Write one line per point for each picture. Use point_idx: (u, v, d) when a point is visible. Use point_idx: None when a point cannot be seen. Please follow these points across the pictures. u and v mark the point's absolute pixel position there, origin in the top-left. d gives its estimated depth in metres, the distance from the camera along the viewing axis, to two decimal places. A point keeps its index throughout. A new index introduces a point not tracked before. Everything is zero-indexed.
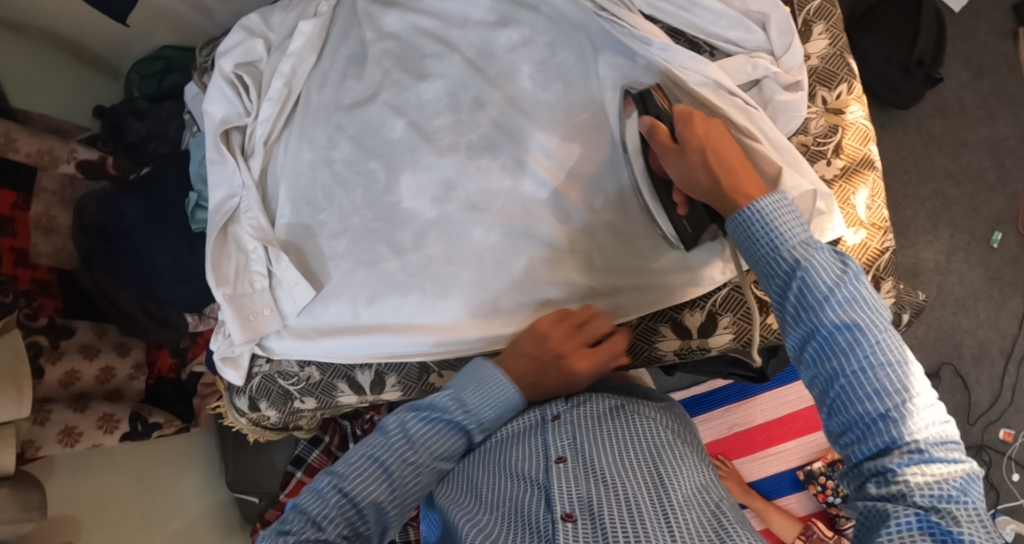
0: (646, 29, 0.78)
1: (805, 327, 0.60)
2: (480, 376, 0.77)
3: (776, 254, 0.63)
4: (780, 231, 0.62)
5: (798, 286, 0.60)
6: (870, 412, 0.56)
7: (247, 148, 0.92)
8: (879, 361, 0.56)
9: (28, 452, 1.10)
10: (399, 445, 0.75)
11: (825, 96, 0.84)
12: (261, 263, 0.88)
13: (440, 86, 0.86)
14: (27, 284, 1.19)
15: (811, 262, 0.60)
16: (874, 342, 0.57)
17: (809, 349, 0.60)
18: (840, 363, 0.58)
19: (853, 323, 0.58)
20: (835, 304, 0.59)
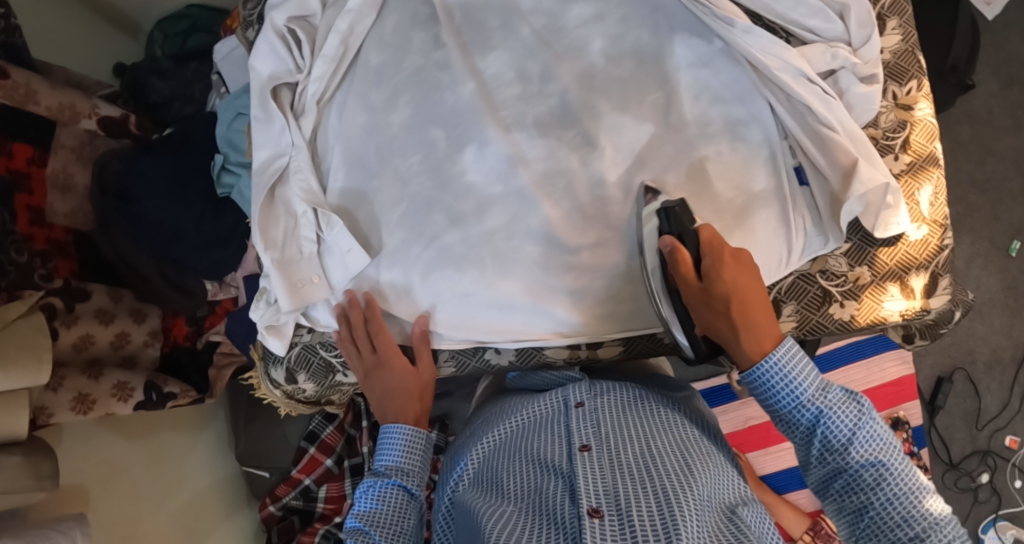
0: (729, 9, 0.77)
1: (832, 467, 0.70)
2: (389, 440, 0.82)
3: (798, 408, 0.70)
4: (799, 386, 0.69)
5: (824, 434, 0.69)
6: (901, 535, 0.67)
7: (297, 107, 0.87)
8: (898, 489, 0.67)
9: (40, 418, 1.06)
10: (364, 535, 0.75)
11: (895, 92, 0.84)
12: (311, 228, 0.85)
13: (507, 56, 0.84)
14: (42, 244, 1.14)
15: (833, 412, 0.68)
16: (893, 471, 0.68)
17: (838, 483, 0.71)
18: (866, 494, 0.69)
19: (878, 460, 0.68)
20: (859, 446, 0.68)
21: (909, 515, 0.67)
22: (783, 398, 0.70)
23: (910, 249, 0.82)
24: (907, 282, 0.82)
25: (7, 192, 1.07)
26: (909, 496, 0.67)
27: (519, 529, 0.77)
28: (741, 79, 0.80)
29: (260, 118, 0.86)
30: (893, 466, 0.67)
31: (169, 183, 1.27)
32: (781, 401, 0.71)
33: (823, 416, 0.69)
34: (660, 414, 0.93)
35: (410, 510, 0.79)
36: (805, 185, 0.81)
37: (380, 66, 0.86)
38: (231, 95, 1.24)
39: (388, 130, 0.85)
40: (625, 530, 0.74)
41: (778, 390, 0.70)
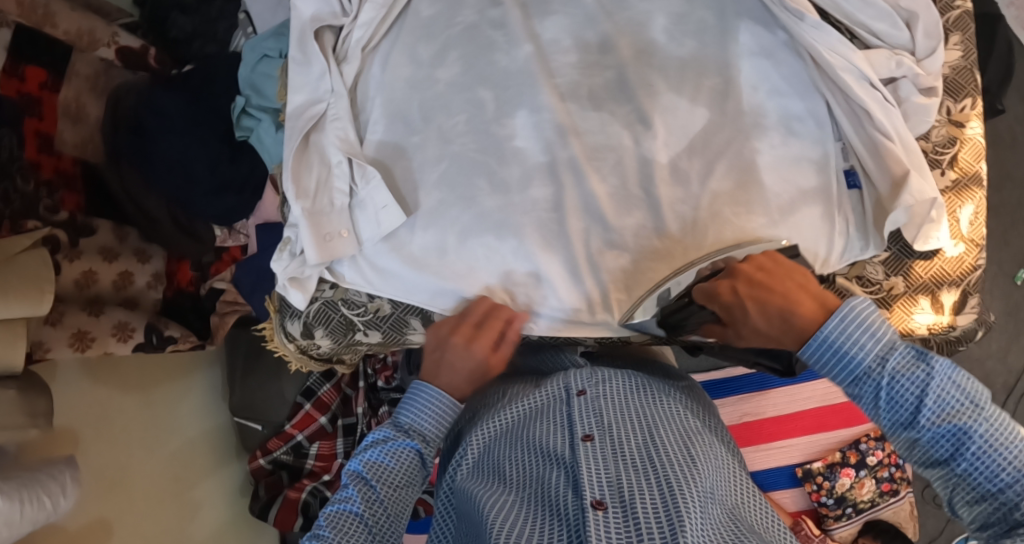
0: (801, 2, 0.76)
1: (906, 431, 0.65)
2: (419, 397, 0.79)
3: (860, 374, 0.66)
4: (859, 348, 0.66)
5: (889, 398, 0.65)
6: (990, 497, 0.62)
7: (339, 52, 0.84)
8: (986, 450, 0.62)
9: (37, 353, 1.02)
10: (362, 489, 0.75)
11: (950, 107, 0.85)
12: (344, 180, 0.84)
13: (564, 24, 0.83)
14: (49, 174, 1.09)
15: (896, 373, 0.64)
16: (983, 429, 0.62)
17: (920, 448, 0.65)
18: (951, 451, 0.63)
19: (962, 425, 0.62)
20: (934, 408, 0.63)
21: (1005, 471, 0.61)
22: (846, 366, 0.67)
23: (945, 264, 0.84)
24: (937, 297, 0.85)
25: (16, 116, 1.01)
26: (1004, 451, 0.61)
27: (522, 520, 0.75)
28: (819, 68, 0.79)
29: (298, 60, 0.83)
30: (976, 429, 0.62)
31: (185, 120, 1.24)
32: (838, 364, 0.67)
33: (892, 377, 0.65)
34: (663, 400, 0.89)
35: (416, 473, 0.78)
36: (854, 188, 0.82)
37: (431, 18, 0.84)
38: (257, 37, 1.19)
39: (435, 84, 0.83)
40: (630, 525, 0.72)
41: (839, 354, 0.67)
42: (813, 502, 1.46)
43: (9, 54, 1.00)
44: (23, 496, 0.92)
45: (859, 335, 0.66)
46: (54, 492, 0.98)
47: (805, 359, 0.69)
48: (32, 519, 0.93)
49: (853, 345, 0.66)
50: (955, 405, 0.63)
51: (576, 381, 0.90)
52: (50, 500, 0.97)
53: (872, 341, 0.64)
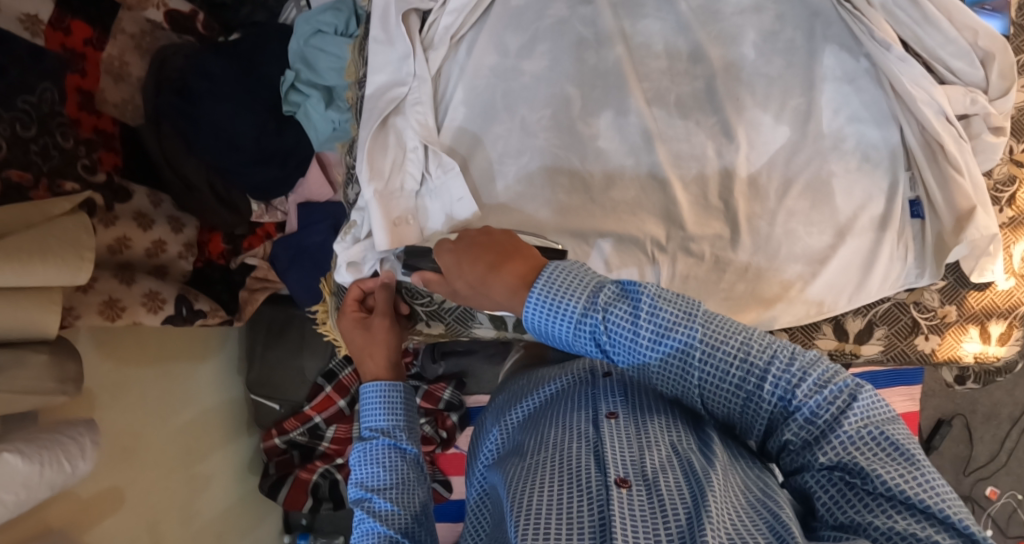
0: (887, 33, 0.80)
1: (637, 367, 0.64)
2: (370, 404, 0.80)
3: (575, 325, 0.64)
4: (563, 302, 0.64)
5: (610, 338, 0.63)
6: (741, 400, 0.61)
7: (426, 38, 0.84)
8: (709, 359, 0.60)
9: (66, 319, 1.01)
10: (383, 495, 0.73)
11: (1013, 146, 0.88)
12: (417, 165, 0.84)
13: (658, 28, 0.83)
14: (88, 131, 1.07)
15: (609, 308, 0.63)
16: (697, 340, 0.60)
17: (662, 377, 0.63)
18: (687, 372, 0.62)
19: (685, 343, 0.61)
20: (644, 332, 0.62)
21: (733, 369, 0.60)
22: (560, 322, 0.65)
23: (995, 297, 0.86)
24: (985, 327, 0.88)
25: (58, 71, 0.98)
26: (725, 349, 0.60)
27: (537, 488, 0.73)
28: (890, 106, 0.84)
29: (380, 39, 0.83)
30: (696, 342, 0.61)
31: (234, 87, 1.21)
32: (552, 320, 0.65)
33: (603, 317, 0.63)
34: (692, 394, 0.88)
35: (406, 462, 0.77)
36: (916, 217, 0.85)
37: (521, 9, 0.84)
38: (312, 12, 1.19)
39: (521, 76, 0.84)
40: (654, 504, 0.69)
41: (554, 305, 0.64)
42: None
43: (56, 5, 0.97)
44: (44, 458, 0.90)
45: (563, 289, 0.64)
46: (73, 455, 0.95)
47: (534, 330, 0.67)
48: (50, 482, 0.91)
49: (561, 297, 0.64)
50: (665, 323, 0.61)
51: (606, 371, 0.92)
52: (69, 463, 0.94)
53: (571, 291, 0.62)
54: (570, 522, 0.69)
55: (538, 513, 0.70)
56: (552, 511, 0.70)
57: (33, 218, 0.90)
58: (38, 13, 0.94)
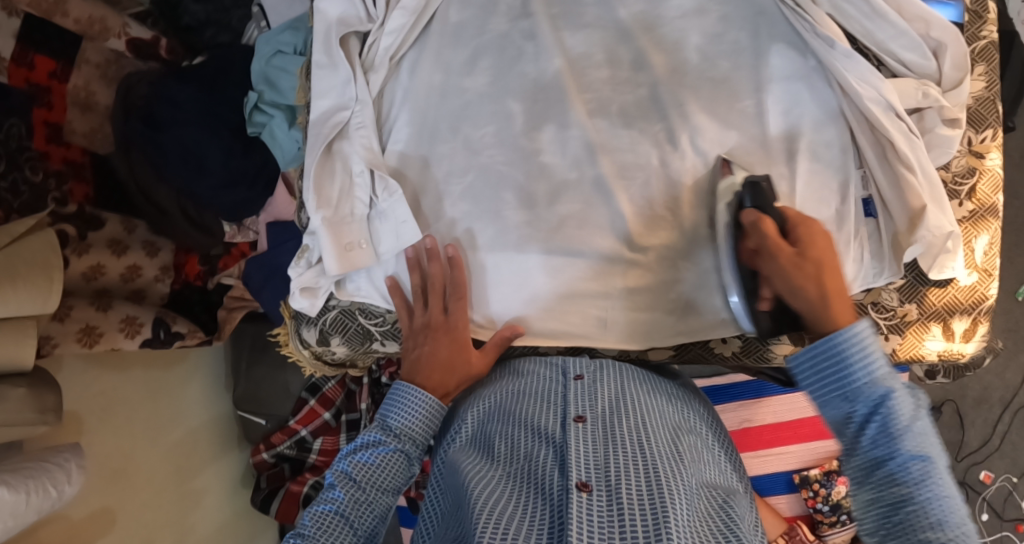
0: (833, 30, 0.77)
1: (880, 453, 0.66)
2: (398, 398, 0.80)
3: (865, 381, 0.67)
4: (862, 366, 0.68)
5: (878, 416, 0.66)
6: (928, 539, 0.61)
7: (366, 59, 0.84)
8: (938, 493, 0.62)
9: (45, 348, 1.03)
10: (350, 489, 0.76)
11: (971, 138, 0.86)
12: (365, 190, 0.84)
13: (598, 37, 0.82)
14: (58, 163, 1.09)
15: (894, 393, 0.66)
16: (944, 475, 0.63)
17: (878, 474, 0.66)
18: (908, 491, 0.63)
19: (927, 456, 0.64)
20: (910, 437, 0.65)
21: (943, 517, 0.61)
22: (850, 373, 0.68)
23: (957, 293, 0.85)
24: (949, 324, 0.86)
25: (25, 105, 1.01)
26: (952, 498, 0.62)
27: (502, 494, 0.74)
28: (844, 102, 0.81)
29: (323, 64, 0.83)
30: (940, 474, 0.63)
31: (198, 111, 1.22)
32: (842, 371, 0.69)
33: (886, 400, 0.66)
34: (658, 397, 0.89)
35: (399, 474, 0.79)
36: (869, 217, 0.83)
37: (459, 25, 0.84)
38: (273, 32, 1.19)
39: (465, 92, 0.84)
40: (615, 510, 0.71)
41: (845, 360, 0.68)
42: (808, 507, 1.46)
43: (20, 42, 1.01)
44: (29, 487, 0.92)
45: (867, 353, 0.68)
46: (59, 481, 0.97)
47: (813, 351, 0.70)
48: (38, 508, 0.93)
49: (864, 356, 0.68)
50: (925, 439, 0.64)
51: (573, 368, 0.91)
52: (55, 489, 0.96)
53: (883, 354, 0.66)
54: (534, 531, 0.70)
55: (502, 519, 0.70)
56: (518, 519, 0.71)
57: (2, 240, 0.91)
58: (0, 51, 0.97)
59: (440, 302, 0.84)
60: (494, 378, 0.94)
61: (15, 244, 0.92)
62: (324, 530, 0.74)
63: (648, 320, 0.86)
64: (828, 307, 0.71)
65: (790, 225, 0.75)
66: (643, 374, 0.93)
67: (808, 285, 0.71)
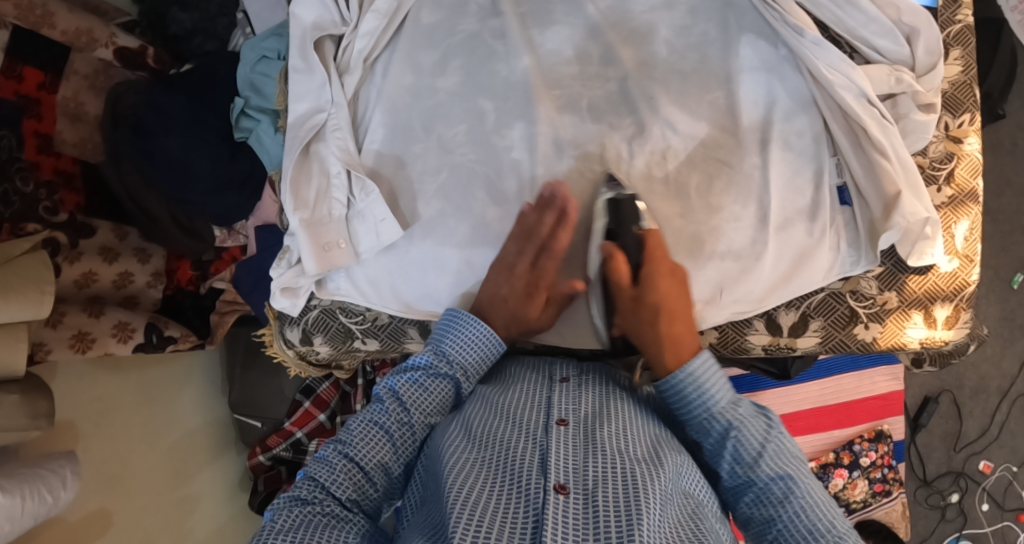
0: (801, 19, 0.82)
1: (741, 479, 0.73)
2: (454, 328, 0.84)
3: (710, 414, 0.75)
4: (702, 400, 0.75)
5: (732, 445, 0.73)
6: None
7: (341, 62, 0.88)
8: (804, 507, 0.69)
9: (38, 354, 1.04)
10: (394, 408, 0.80)
11: (948, 123, 0.90)
12: (343, 191, 0.87)
13: (569, 34, 0.88)
14: (49, 174, 1.10)
15: (742, 423, 0.74)
16: (805, 487, 0.71)
17: (749, 497, 0.73)
18: (774, 509, 0.71)
19: (787, 474, 0.71)
20: (767, 460, 0.72)
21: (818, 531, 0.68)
22: (695, 406, 0.75)
23: (939, 280, 0.87)
24: (930, 312, 0.88)
25: (14, 117, 1.03)
26: (822, 508, 0.69)
27: (480, 486, 0.72)
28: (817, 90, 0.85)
29: (300, 68, 0.86)
30: (802, 485, 0.70)
31: (185, 118, 1.23)
32: (692, 411, 0.76)
33: (735, 431, 0.73)
34: (641, 403, 0.87)
35: (445, 398, 0.83)
36: (846, 204, 0.86)
37: (433, 26, 0.89)
38: (258, 38, 1.20)
39: (437, 92, 0.88)
40: (590, 512, 0.69)
41: (687, 401, 0.75)
42: None
43: (6, 55, 1.02)
44: (25, 492, 0.93)
45: (709, 385, 0.75)
46: (55, 487, 0.99)
47: (661, 392, 0.78)
48: (34, 514, 0.95)
49: (705, 390, 0.75)
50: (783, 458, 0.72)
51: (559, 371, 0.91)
52: (51, 494, 0.98)
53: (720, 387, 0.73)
54: (508, 527, 0.69)
55: (478, 512, 0.69)
56: (494, 513, 0.70)
57: None
58: None
59: (532, 254, 0.85)
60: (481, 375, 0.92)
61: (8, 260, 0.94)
62: (367, 443, 0.78)
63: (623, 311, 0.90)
64: (666, 347, 0.78)
65: (641, 262, 0.83)
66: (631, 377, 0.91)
67: (647, 332, 0.80)
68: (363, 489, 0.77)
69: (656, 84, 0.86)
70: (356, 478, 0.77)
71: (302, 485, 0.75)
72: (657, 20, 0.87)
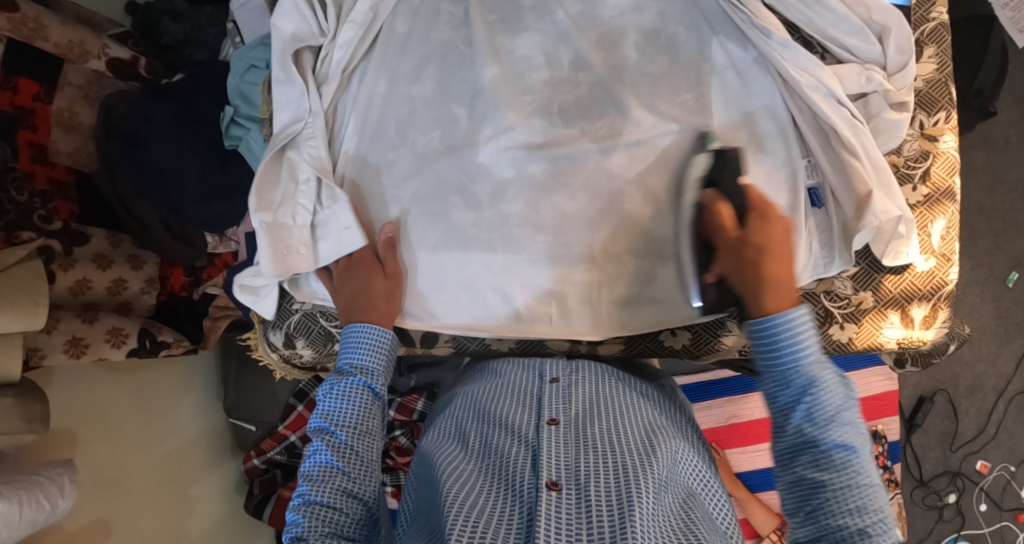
0: (768, 21, 0.83)
1: (806, 439, 0.66)
2: (356, 341, 0.83)
3: (793, 363, 0.68)
4: (792, 349, 0.68)
5: (809, 402, 0.67)
6: (847, 527, 0.63)
7: (319, 72, 0.91)
8: (858, 485, 0.63)
9: (33, 359, 1.06)
10: (331, 438, 0.77)
11: (924, 121, 0.95)
12: (309, 198, 0.90)
13: (538, 40, 0.90)
14: (44, 183, 1.13)
15: (825, 385, 0.66)
16: (864, 466, 0.64)
17: (806, 463, 0.66)
18: (826, 478, 0.65)
19: (848, 446, 0.65)
20: (837, 426, 0.65)
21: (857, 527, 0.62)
22: (783, 353, 0.69)
23: (915, 279, 0.92)
24: (908, 311, 0.93)
25: (9, 128, 1.06)
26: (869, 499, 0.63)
27: (475, 490, 0.75)
28: (786, 92, 0.87)
29: (281, 79, 0.88)
30: (863, 462, 0.64)
31: (174, 128, 1.25)
32: (778, 356, 0.69)
33: (813, 388, 0.67)
34: (631, 398, 0.89)
35: (374, 407, 0.81)
36: (819, 207, 0.89)
37: (406, 35, 0.91)
38: (245, 46, 1.22)
39: (411, 98, 0.91)
40: (583, 509, 0.71)
41: (778, 342, 0.69)
42: None
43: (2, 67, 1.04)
44: (22, 499, 0.95)
45: (802, 335, 0.68)
46: (53, 494, 1.00)
47: (751, 329, 0.70)
48: (32, 520, 0.96)
49: (800, 338, 0.68)
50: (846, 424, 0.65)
51: (550, 369, 0.92)
52: (49, 502, 0.99)
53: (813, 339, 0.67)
54: (505, 526, 0.71)
55: (474, 514, 0.71)
56: (490, 514, 0.72)
57: None
58: None
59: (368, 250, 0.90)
60: (473, 384, 0.96)
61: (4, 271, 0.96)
62: (321, 480, 0.75)
63: (600, 313, 0.92)
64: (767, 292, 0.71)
65: (748, 208, 0.75)
66: (621, 377, 0.94)
67: (747, 273, 0.72)
68: (335, 522, 0.73)
69: (624, 88, 0.88)
70: (329, 513, 0.73)
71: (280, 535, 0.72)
72: (627, 25, 0.89)
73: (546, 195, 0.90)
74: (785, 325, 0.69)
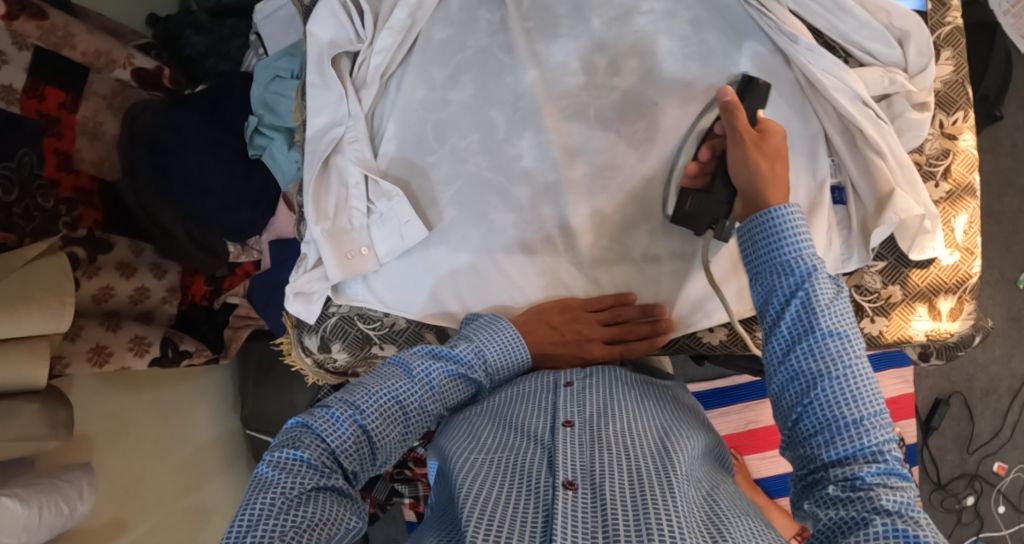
0: (795, 27, 0.87)
1: (801, 327, 0.66)
2: (499, 334, 0.83)
3: (789, 263, 0.69)
4: (793, 243, 0.69)
5: (801, 293, 0.67)
6: (844, 420, 0.62)
7: (356, 77, 0.94)
8: (858, 377, 0.63)
9: (56, 368, 1.04)
10: (421, 393, 0.78)
11: (943, 120, 0.97)
12: (362, 199, 0.93)
13: (572, 47, 0.93)
14: (68, 191, 1.12)
15: (818, 276, 0.67)
16: (871, 379, 0.64)
17: (802, 349, 0.66)
18: (825, 367, 0.64)
19: (841, 333, 0.65)
20: (831, 314, 0.65)
21: (847, 412, 0.62)
22: (778, 251, 0.69)
23: (941, 273, 0.94)
24: (935, 303, 0.95)
25: (36, 135, 1.05)
26: (863, 385, 0.63)
27: (490, 485, 0.69)
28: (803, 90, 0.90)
29: (317, 84, 0.93)
30: (855, 348, 0.65)
31: (202, 137, 1.27)
32: (770, 254, 0.70)
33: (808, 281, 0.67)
34: (648, 401, 0.83)
35: (461, 395, 0.82)
36: (839, 203, 0.92)
37: (444, 42, 0.94)
38: (270, 58, 1.24)
39: (450, 104, 0.94)
40: (599, 512, 0.65)
41: (774, 237, 0.69)
42: None
43: (29, 75, 1.04)
44: (42, 501, 0.92)
45: (790, 234, 0.69)
46: (71, 498, 0.98)
47: (744, 231, 0.72)
48: (51, 524, 0.94)
49: (784, 237, 0.69)
50: (844, 314, 0.65)
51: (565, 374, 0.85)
52: (67, 506, 0.97)
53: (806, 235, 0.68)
54: (521, 522, 0.66)
55: (490, 510, 0.66)
56: (505, 513, 0.66)
57: (14, 263, 0.93)
58: (12, 84, 1.00)
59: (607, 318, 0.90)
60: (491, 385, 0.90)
61: (27, 265, 0.94)
62: (382, 418, 0.75)
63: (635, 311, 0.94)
64: (768, 187, 0.73)
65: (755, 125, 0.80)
66: (631, 376, 0.88)
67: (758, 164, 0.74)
68: (361, 463, 0.74)
69: (657, 91, 0.91)
70: (363, 449, 0.74)
71: (309, 442, 0.72)
72: (659, 31, 0.91)
73: (581, 198, 0.92)
74: (770, 225, 0.70)
